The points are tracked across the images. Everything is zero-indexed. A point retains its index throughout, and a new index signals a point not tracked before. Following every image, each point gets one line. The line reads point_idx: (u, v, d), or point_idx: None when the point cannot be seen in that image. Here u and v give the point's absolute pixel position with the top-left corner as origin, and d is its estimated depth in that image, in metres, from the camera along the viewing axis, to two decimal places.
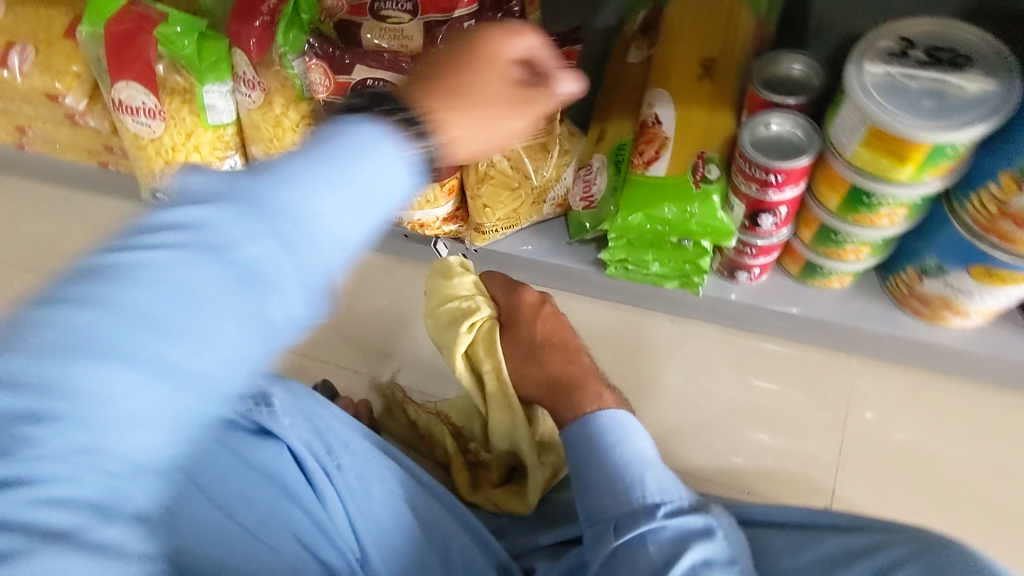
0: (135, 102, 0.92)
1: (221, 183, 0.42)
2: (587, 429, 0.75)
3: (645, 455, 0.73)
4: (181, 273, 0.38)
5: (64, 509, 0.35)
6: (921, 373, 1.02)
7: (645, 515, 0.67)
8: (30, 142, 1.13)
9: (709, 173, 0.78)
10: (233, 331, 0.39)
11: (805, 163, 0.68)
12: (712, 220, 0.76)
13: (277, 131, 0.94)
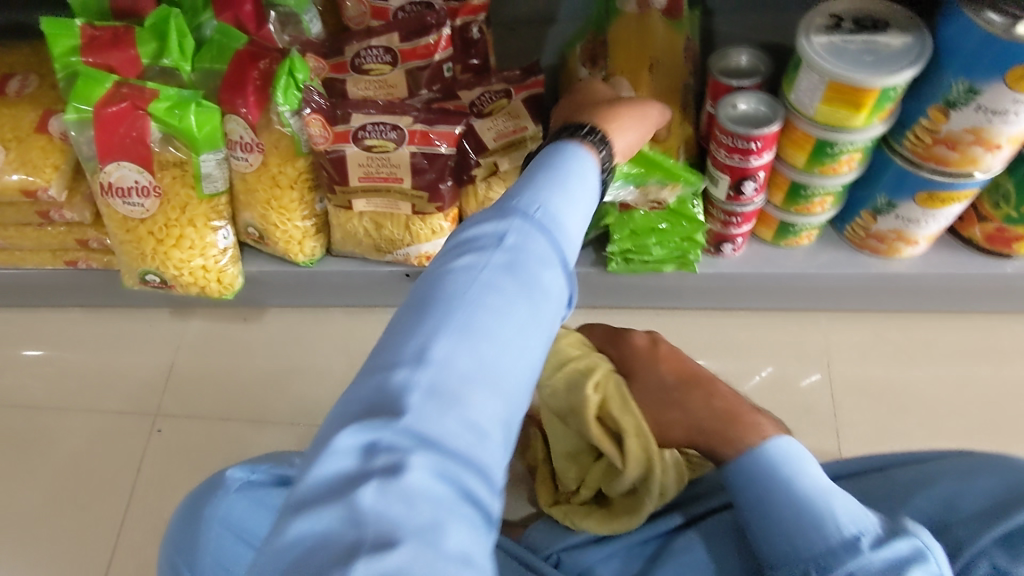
0: (127, 182, 0.93)
1: (491, 221, 0.50)
2: (749, 470, 0.66)
3: (822, 483, 0.62)
4: (476, 297, 0.46)
5: (405, 527, 0.38)
6: (875, 314, 1.18)
7: (844, 550, 0.57)
8: None
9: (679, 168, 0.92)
10: (517, 326, 0.46)
11: (777, 128, 0.81)
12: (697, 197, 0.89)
13: (274, 191, 0.97)
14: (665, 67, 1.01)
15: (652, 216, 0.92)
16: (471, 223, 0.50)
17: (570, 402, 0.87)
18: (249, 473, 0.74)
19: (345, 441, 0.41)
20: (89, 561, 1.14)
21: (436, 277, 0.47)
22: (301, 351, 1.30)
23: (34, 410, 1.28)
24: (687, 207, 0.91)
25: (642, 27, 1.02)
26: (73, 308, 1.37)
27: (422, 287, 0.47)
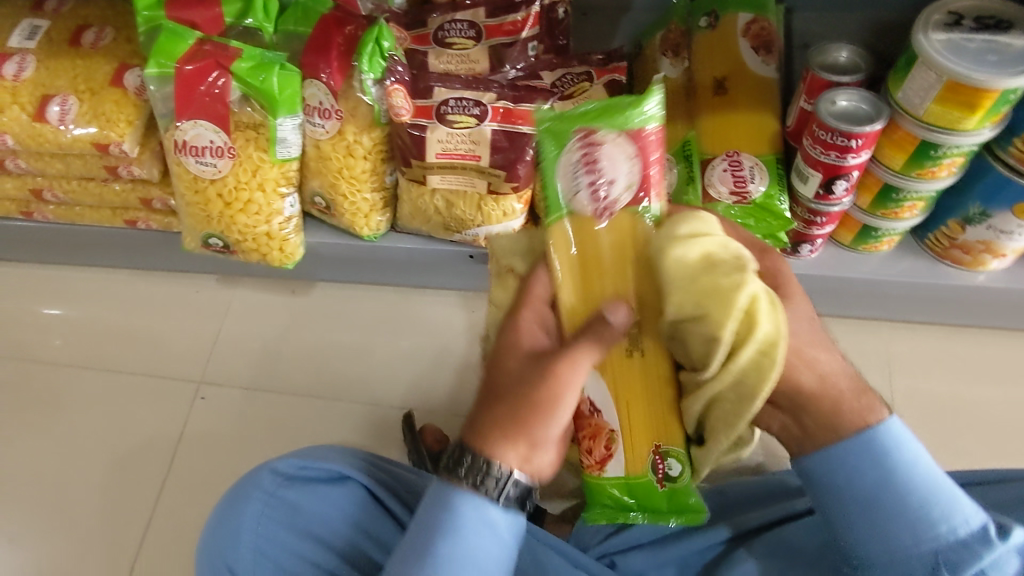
0: (202, 141, 0.91)
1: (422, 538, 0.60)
2: (858, 462, 0.64)
3: (924, 469, 0.64)
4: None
5: None
6: (940, 328, 1.15)
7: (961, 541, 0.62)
8: (47, 210, 1.10)
9: (762, 175, 0.90)
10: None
11: (881, 126, 0.78)
12: (773, 206, 0.89)
13: (347, 161, 0.95)
14: (739, 70, 0.96)
15: (736, 210, 0.91)
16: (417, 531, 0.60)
17: (687, 312, 0.59)
18: (297, 467, 0.73)
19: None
20: (126, 524, 1.13)
21: (428, 530, 0.60)
22: (347, 327, 1.29)
23: (76, 369, 1.27)
24: (772, 203, 0.89)
25: (719, 35, 0.99)
26: (120, 268, 1.36)
27: (411, 533, 0.61)
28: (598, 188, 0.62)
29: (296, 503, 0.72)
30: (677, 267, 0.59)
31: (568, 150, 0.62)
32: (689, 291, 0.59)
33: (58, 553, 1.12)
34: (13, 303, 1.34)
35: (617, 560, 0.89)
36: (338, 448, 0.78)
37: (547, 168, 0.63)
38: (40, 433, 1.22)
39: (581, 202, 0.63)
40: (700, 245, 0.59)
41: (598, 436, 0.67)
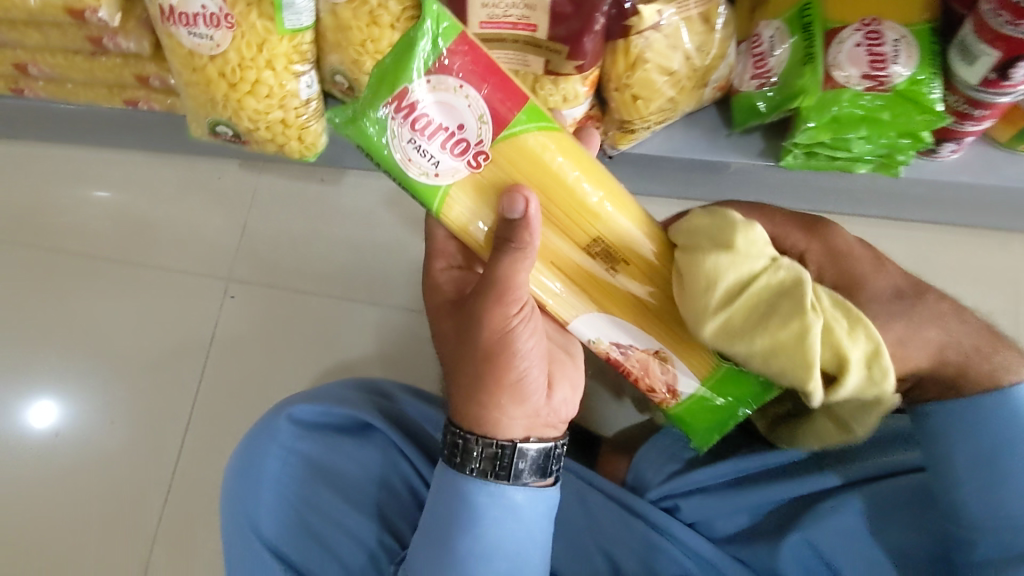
0: (192, 6, 0.74)
1: (455, 517, 0.60)
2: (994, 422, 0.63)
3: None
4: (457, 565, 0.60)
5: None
6: None
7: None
8: (37, 87, 0.95)
9: (912, 48, 0.68)
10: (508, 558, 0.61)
11: None
12: (921, 97, 0.68)
13: (372, 30, 0.76)
14: None
15: (869, 101, 0.69)
16: (444, 509, 0.60)
17: (753, 359, 0.53)
18: (311, 414, 0.78)
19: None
20: (165, 423, 1.12)
21: (445, 508, 0.60)
22: (382, 224, 1.16)
23: (100, 260, 1.20)
24: (921, 91, 0.68)
25: None
26: (135, 150, 1.24)
27: (425, 515, 0.63)
28: (458, 143, 0.53)
29: (314, 451, 0.78)
30: (704, 301, 0.54)
31: (395, 143, 0.53)
32: (749, 320, 0.53)
33: (101, 448, 1.12)
34: (28, 185, 1.24)
35: (681, 503, 0.82)
36: (353, 389, 0.81)
37: (385, 158, 0.54)
38: (71, 325, 1.17)
39: (449, 175, 0.54)
40: (727, 261, 0.53)
41: (650, 369, 0.62)
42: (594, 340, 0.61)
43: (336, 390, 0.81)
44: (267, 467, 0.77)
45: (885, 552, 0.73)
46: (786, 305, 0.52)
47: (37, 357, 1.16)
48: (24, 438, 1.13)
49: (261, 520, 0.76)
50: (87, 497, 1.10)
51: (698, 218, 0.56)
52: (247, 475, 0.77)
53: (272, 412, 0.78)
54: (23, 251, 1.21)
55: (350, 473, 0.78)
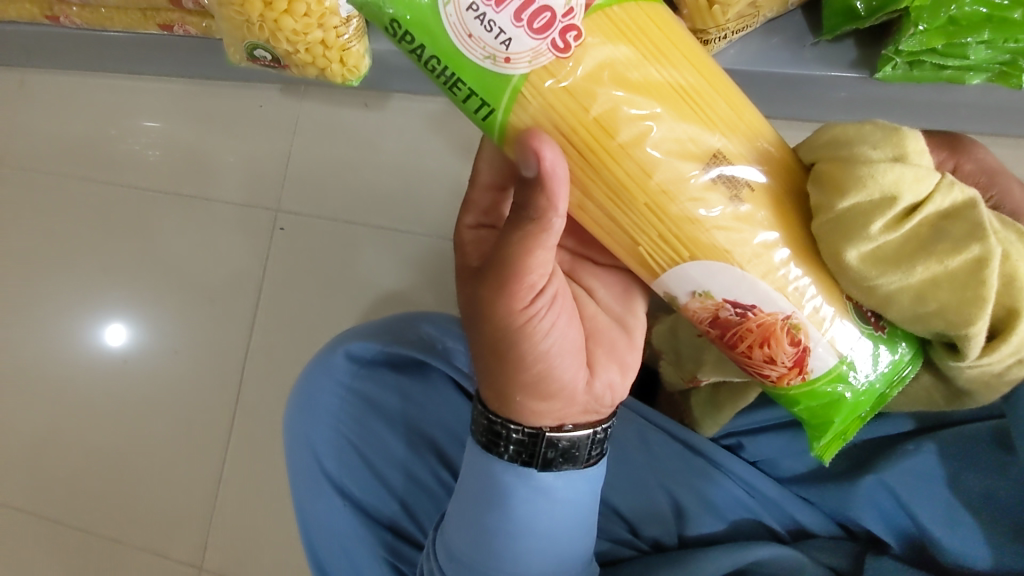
0: None
1: (484, 493, 0.58)
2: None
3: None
4: (489, 538, 0.58)
5: None
6: None
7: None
8: (72, 13, 0.91)
9: None
10: (542, 533, 0.58)
11: None
12: None
13: None
14: None
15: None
16: (477, 479, 0.59)
17: (905, 293, 0.45)
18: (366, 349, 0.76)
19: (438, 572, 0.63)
20: (224, 354, 1.13)
21: (474, 485, 0.59)
22: (429, 150, 1.11)
23: (151, 193, 1.19)
24: None
25: None
26: (175, 77, 1.20)
27: (462, 482, 0.61)
28: (538, 14, 0.41)
29: (372, 391, 0.77)
30: (864, 227, 0.44)
31: (453, 14, 0.41)
32: (909, 248, 0.44)
33: (166, 377, 1.14)
34: (76, 116, 1.23)
35: (744, 441, 0.78)
36: (409, 321, 0.79)
37: (435, 35, 0.42)
38: (127, 257, 1.18)
39: (524, 60, 0.42)
40: (908, 173, 0.43)
41: (774, 337, 0.49)
42: (699, 293, 0.48)
43: (393, 321, 0.78)
44: (328, 401, 0.77)
45: (958, 497, 0.65)
46: (956, 237, 0.43)
47: (99, 289, 1.18)
48: (95, 366, 1.17)
49: (323, 453, 0.76)
50: (157, 422, 1.14)
51: (848, 128, 0.46)
52: (306, 409, 0.77)
53: (328, 348, 0.77)
54: (76, 185, 1.22)
55: (408, 407, 0.78)
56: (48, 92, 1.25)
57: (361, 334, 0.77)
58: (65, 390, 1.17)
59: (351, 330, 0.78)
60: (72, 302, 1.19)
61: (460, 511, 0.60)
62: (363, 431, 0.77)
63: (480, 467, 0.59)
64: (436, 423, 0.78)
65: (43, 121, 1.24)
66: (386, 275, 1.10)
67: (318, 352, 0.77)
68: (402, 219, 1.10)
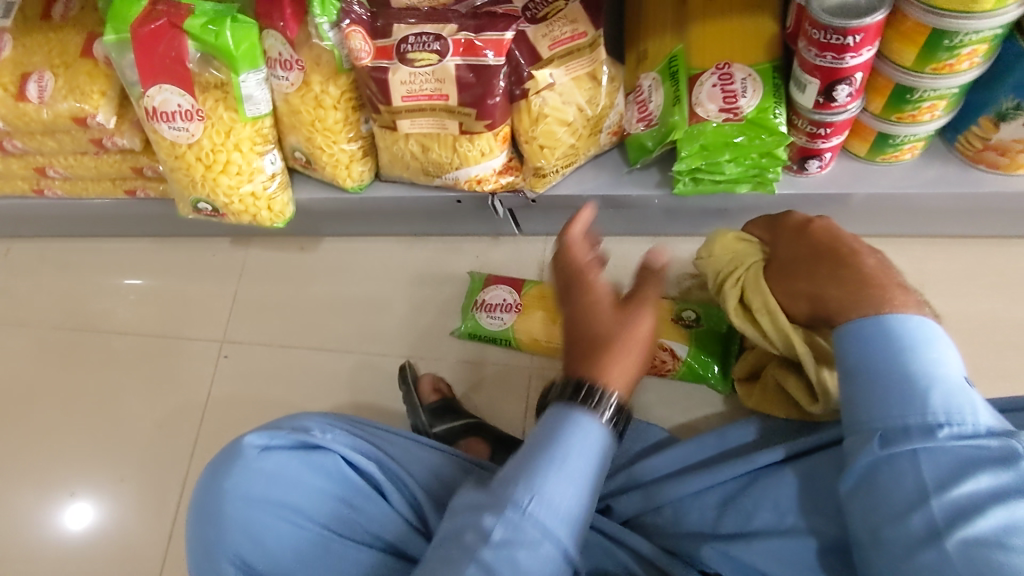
0: (170, 106, 0.90)
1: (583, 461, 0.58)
2: (867, 330, 0.64)
3: (938, 372, 0.60)
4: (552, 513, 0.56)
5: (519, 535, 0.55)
6: (979, 241, 1.04)
7: (922, 433, 0.58)
8: (54, 186, 1.13)
9: (745, 91, 0.82)
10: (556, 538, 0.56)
11: (869, 57, 0.72)
12: (767, 121, 0.81)
13: (318, 112, 0.92)
14: None
15: (726, 128, 0.83)
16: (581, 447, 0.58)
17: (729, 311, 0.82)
18: (268, 438, 0.74)
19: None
20: (168, 478, 1.22)
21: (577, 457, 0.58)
22: (355, 281, 1.30)
23: (111, 336, 1.34)
24: (767, 117, 0.81)
25: None
26: (143, 237, 1.42)
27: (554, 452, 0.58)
28: (509, 304, 1.15)
29: (278, 478, 0.73)
30: (708, 260, 0.86)
31: (481, 318, 1.16)
32: (727, 269, 0.83)
33: (111, 506, 1.21)
34: (52, 276, 1.41)
35: (613, 504, 0.89)
36: (315, 419, 0.79)
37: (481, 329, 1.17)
38: (87, 395, 1.30)
39: (509, 317, 1.14)
40: (732, 235, 0.85)
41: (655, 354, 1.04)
42: None
43: (294, 419, 0.78)
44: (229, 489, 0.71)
45: (816, 539, 0.72)
46: (752, 281, 0.79)
47: (57, 427, 1.29)
48: (44, 501, 1.23)
49: (218, 548, 0.71)
50: (98, 553, 1.18)
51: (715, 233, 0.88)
52: (209, 498, 0.72)
53: (231, 443, 0.75)
54: (45, 334, 1.37)
55: (315, 499, 0.74)
56: (30, 257, 1.44)
57: (267, 429, 0.75)
58: (10, 530, 1.22)
59: (260, 429, 0.75)
60: (29, 442, 1.28)
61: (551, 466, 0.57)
62: (265, 527, 0.71)
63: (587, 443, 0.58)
64: (342, 517, 0.75)
65: (22, 281, 1.42)
66: (317, 391, 1.23)
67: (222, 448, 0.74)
68: (332, 341, 1.26)
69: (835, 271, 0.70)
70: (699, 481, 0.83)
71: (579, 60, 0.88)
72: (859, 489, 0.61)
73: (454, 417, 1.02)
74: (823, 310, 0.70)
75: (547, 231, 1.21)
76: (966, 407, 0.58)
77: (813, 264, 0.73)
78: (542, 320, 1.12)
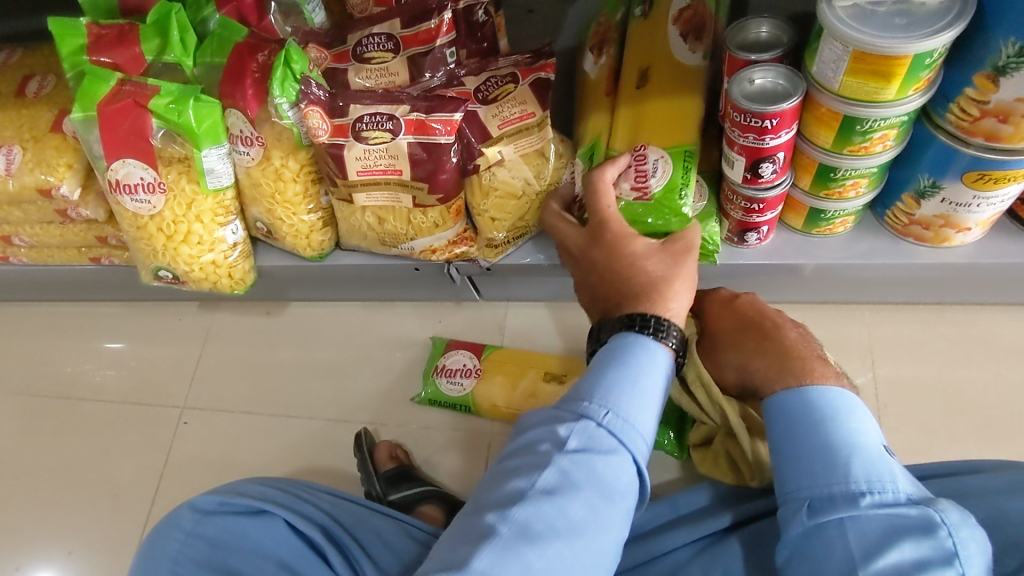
0: (133, 179, 0.93)
1: (637, 393, 0.63)
2: (792, 401, 0.67)
3: (857, 442, 0.62)
4: (622, 437, 0.61)
5: (582, 461, 0.58)
6: (925, 308, 1.08)
7: (846, 501, 0.59)
8: (20, 253, 1.14)
9: (657, 172, 0.86)
10: (621, 478, 0.59)
11: (789, 137, 0.77)
12: (671, 202, 0.85)
13: (278, 185, 0.96)
14: (654, 67, 0.92)
15: (635, 206, 0.86)
16: (642, 370, 0.65)
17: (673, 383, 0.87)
18: (214, 503, 0.75)
19: (475, 530, 0.56)
20: (118, 548, 1.19)
21: (640, 377, 0.64)
22: (320, 346, 1.30)
23: (71, 401, 1.33)
24: (673, 196, 0.85)
25: (647, 28, 0.95)
26: (111, 301, 1.42)
27: (619, 370, 0.64)
28: (468, 370, 1.16)
29: (215, 543, 0.73)
30: None
31: (441, 383, 1.17)
32: None
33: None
34: (15, 340, 1.41)
35: None
36: (266, 486, 0.79)
37: (441, 395, 1.17)
38: (42, 462, 1.28)
39: (467, 383, 1.15)
40: None
41: None
42: None
43: (244, 485, 0.79)
44: (170, 549, 0.72)
45: None
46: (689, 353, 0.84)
47: (9, 495, 1.26)
48: None
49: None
50: None
51: None
52: (147, 560, 0.72)
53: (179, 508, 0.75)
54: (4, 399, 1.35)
55: (249, 564, 0.72)
56: None
57: (215, 492, 0.76)
58: None
59: (213, 491, 0.77)
60: None
61: (617, 392, 0.62)
62: None
63: (651, 370, 0.65)
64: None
65: None
66: (277, 457, 1.22)
67: (169, 511, 0.75)
68: (295, 406, 1.26)
69: (760, 343, 0.77)
70: (651, 550, 0.83)
71: (527, 138, 0.94)
72: (793, 559, 0.61)
73: (409, 485, 1.00)
74: (750, 381, 0.77)
75: (509, 297, 1.24)
76: (886, 475, 0.60)
77: (741, 334, 0.80)
78: (502, 385, 1.13)
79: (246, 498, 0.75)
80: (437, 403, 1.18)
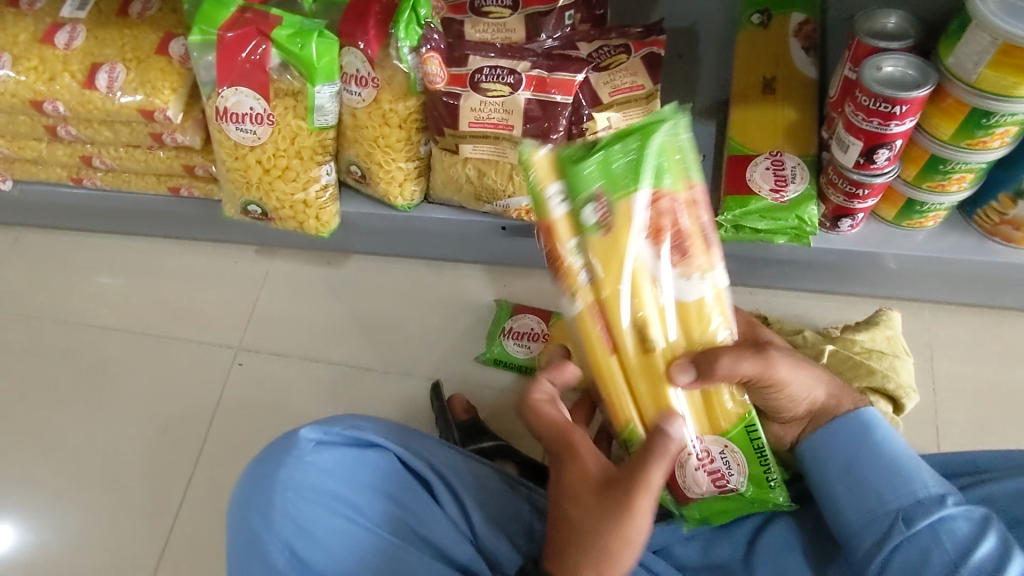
0: (242, 108, 0.93)
1: None
2: (837, 430, 0.74)
3: (900, 448, 0.71)
4: None
5: None
6: (983, 310, 1.12)
7: (933, 505, 0.65)
8: (95, 176, 1.12)
9: (738, 463, 0.76)
10: None
11: (911, 125, 0.79)
12: (766, 494, 0.77)
13: (383, 129, 0.96)
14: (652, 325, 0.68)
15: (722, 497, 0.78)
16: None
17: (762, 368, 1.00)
18: (321, 433, 0.74)
19: None
20: (169, 483, 1.19)
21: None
22: (379, 301, 1.31)
23: (121, 334, 1.32)
24: (767, 486, 0.77)
25: (614, 248, 0.65)
26: (164, 239, 1.41)
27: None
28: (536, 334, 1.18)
29: (329, 471, 0.72)
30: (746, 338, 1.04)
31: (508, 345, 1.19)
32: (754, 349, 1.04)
33: (108, 508, 1.17)
34: (61, 270, 1.39)
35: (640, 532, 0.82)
36: (363, 418, 0.79)
37: (506, 356, 1.19)
38: (89, 394, 1.27)
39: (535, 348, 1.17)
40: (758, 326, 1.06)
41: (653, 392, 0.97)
42: None
43: (342, 416, 0.79)
44: (285, 473, 0.70)
45: None
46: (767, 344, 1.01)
47: (55, 424, 1.25)
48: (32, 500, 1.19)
49: (267, 537, 0.69)
50: (87, 556, 1.14)
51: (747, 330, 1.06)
52: (257, 484, 0.71)
53: (286, 434, 0.74)
54: (51, 328, 1.34)
55: (362, 495, 0.74)
56: (41, 249, 1.42)
57: (322, 421, 0.76)
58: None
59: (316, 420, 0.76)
60: (23, 437, 1.24)
61: None
62: (310, 523, 0.70)
63: None
64: (389, 513, 0.74)
65: (31, 273, 1.40)
66: (332, 404, 1.22)
67: (272, 440, 0.74)
68: (351, 356, 1.26)
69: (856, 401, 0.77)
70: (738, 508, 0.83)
71: (635, 108, 0.95)
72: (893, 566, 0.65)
73: (484, 438, 1.05)
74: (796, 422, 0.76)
75: None
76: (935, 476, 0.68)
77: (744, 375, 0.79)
78: None
79: (354, 429, 0.75)
80: (501, 364, 1.19)
